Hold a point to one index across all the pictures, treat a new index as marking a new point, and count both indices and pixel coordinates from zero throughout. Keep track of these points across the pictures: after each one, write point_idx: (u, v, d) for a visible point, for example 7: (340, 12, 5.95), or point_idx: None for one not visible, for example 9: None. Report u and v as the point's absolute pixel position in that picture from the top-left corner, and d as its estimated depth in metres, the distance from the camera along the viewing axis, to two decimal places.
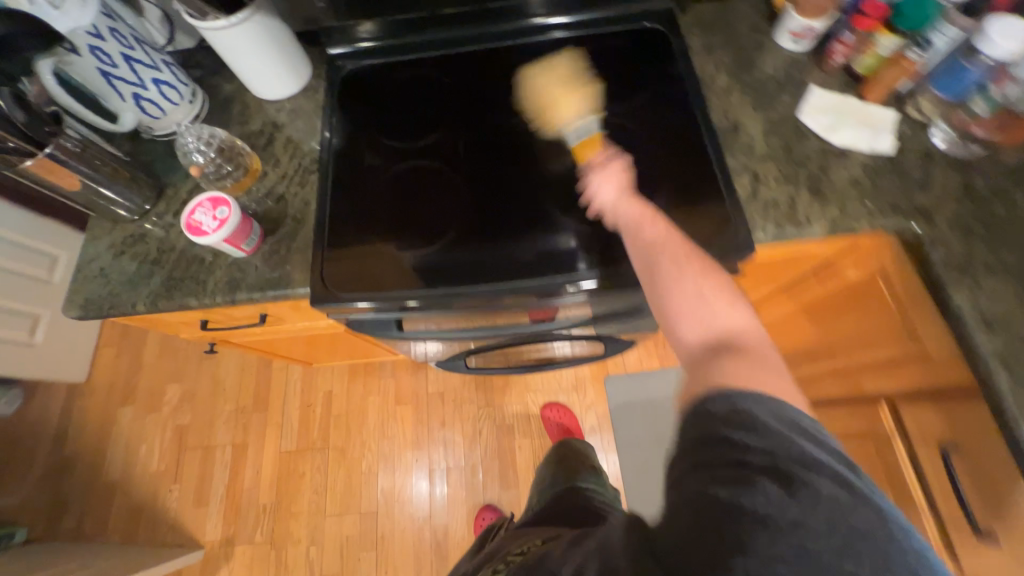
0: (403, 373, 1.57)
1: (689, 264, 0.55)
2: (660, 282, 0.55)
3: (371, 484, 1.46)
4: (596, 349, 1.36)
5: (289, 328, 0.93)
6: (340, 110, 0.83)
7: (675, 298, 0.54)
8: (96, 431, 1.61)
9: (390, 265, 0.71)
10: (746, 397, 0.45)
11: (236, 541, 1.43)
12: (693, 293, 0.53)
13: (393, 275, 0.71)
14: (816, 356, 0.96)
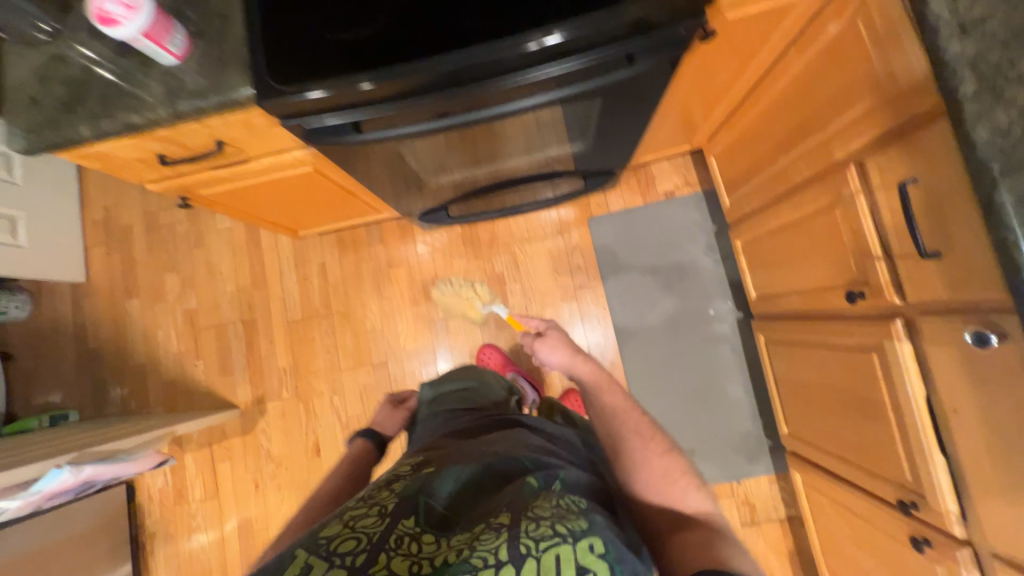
0: (391, 239, 1.59)
1: (676, 475, 0.71)
2: (621, 443, 0.75)
3: (377, 339, 1.57)
4: (576, 185, 1.35)
5: (253, 164, 0.91)
6: None
7: (656, 474, 0.71)
8: (110, 325, 1.69)
9: (331, 49, 0.66)
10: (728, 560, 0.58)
11: (266, 399, 1.59)
12: (642, 451, 0.73)
13: (336, 58, 0.66)
14: (790, 142, 0.94)
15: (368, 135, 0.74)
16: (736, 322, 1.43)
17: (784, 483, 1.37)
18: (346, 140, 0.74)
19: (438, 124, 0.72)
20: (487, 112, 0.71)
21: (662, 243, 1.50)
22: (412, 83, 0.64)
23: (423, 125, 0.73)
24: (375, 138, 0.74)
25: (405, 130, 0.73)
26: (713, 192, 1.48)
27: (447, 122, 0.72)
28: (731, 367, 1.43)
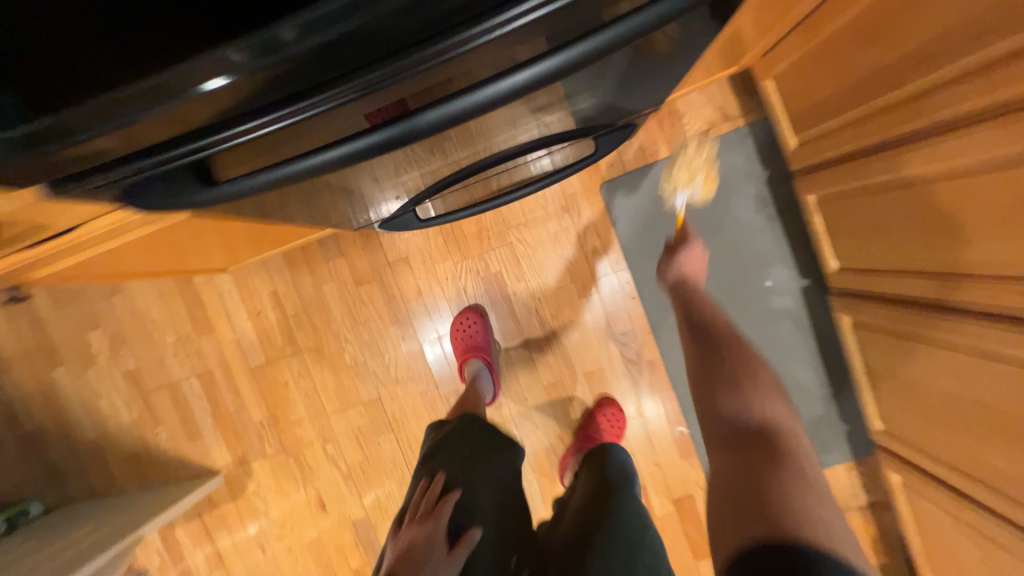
0: (353, 249, 1.25)
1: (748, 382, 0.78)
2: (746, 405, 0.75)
3: (363, 373, 1.29)
4: (583, 150, 0.99)
5: (84, 230, 0.56)
6: None
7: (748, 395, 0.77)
8: (41, 402, 1.40)
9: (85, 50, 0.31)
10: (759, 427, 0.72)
11: (249, 459, 1.35)
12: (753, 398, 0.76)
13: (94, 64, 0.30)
14: (937, 57, 0.60)
15: (245, 182, 0.38)
16: (800, 292, 1.14)
17: (865, 468, 1.18)
18: (207, 198, 0.39)
19: (370, 139, 0.35)
20: (468, 100, 0.34)
21: (699, 203, 1.16)
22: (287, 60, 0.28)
23: (344, 147, 0.36)
24: (260, 186, 0.38)
25: (310, 161, 0.37)
26: (761, 125, 1.12)
27: (388, 134, 0.35)
28: (797, 348, 1.16)
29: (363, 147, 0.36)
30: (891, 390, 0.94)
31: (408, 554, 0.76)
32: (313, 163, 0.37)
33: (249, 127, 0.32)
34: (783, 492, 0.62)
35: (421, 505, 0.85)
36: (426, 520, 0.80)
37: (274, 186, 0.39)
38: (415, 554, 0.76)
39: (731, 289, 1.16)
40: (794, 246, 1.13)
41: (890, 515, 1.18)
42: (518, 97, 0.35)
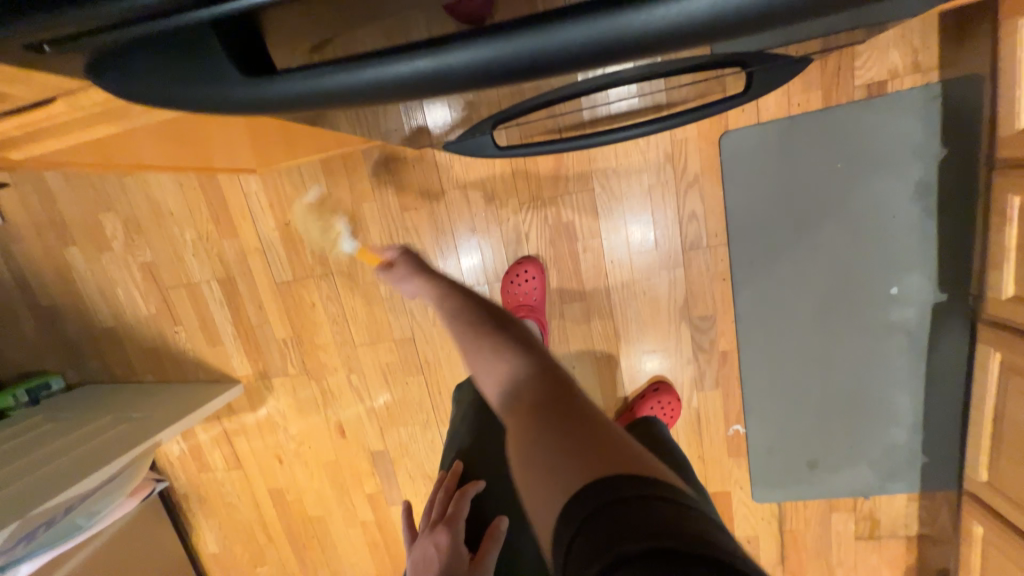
0: (402, 166, 1.05)
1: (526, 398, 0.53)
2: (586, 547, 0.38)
3: (397, 309, 1.17)
4: (723, 87, 0.74)
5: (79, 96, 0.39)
6: None
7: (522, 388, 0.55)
8: (55, 279, 1.31)
9: None
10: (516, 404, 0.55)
11: (269, 375, 1.28)
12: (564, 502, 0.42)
13: None
14: None
15: (337, 71, 0.21)
16: (930, 306, 0.94)
17: (928, 502, 1.08)
18: (263, 86, 0.21)
19: (579, 24, 0.19)
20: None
21: (842, 177, 0.91)
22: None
23: (521, 37, 0.20)
24: (358, 83, 0.21)
25: (460, 49, 0.20)
26: (960, 85, 0.84)
27: (613, 20, 0.19)
28: (902, 368, 0.99)
29: (567, 43, 0.20)
30: (1016, 447, 0.80)
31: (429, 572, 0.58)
32: (467, 52, 0.20)
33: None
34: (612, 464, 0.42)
35: (435, 501, 0.67)
36: (447, 525, 0.62)
37: (380, 87, 0.22)
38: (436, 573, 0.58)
39: (846, 289, 0.97)
40: (943, 252, 0.91)
41: (936, 550, 1.10)
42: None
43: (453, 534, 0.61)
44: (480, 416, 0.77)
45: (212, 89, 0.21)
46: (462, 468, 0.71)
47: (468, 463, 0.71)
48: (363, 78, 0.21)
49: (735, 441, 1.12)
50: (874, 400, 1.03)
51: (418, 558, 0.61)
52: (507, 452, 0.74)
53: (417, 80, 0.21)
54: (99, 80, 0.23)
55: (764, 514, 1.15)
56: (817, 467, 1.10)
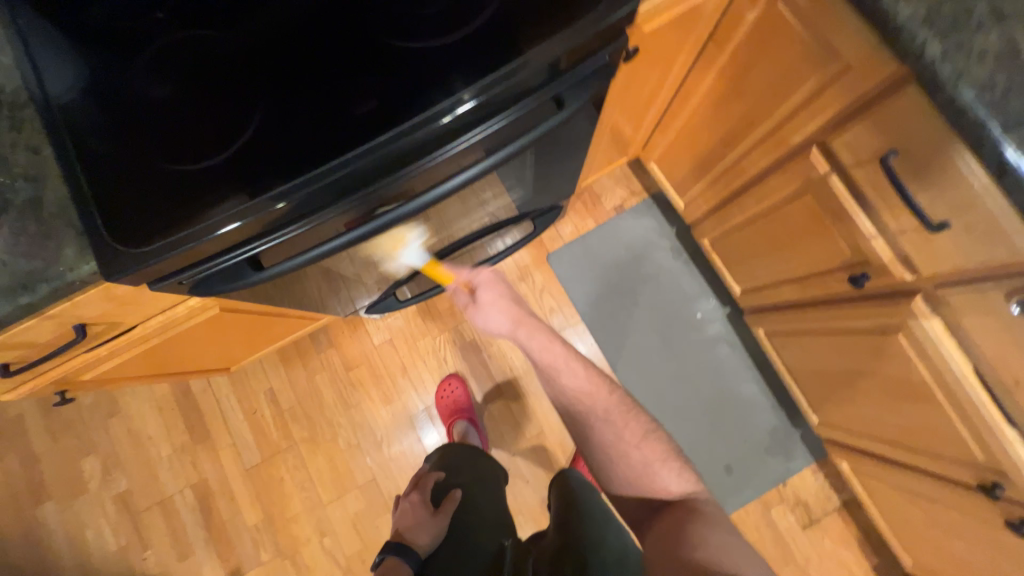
0: (341, 338, 1.41)
1: (625, 424, 0.82)
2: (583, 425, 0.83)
3: (357, 455, 1.36)
4: (526, 231, 1.25)
5: (142, 328, 0.72)
6: (30, 36, 0.57)
7: (615, 453, 0.80)
8: (22, 544, 1.35)
9: (195, 222, 0.51)
10: (626, 473, 0.78)
11: (244, 570, 1.32)
12: (613, 438, 0.81)
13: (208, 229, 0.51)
14: (727, 146, 0.93)
15: (312, 251, 0.60)
16: (726, 318, 1.36)
17: (828, 469, 1.29)
18: (288, 264, 0.61)
19: (393, 212, 0.59)
20: (447, 185, 0.60)
21: (630, 258, 1.42)
22: (341, 171, 0.52)
23: (375, 220, 0.60)
24: (324, 251, 0.61)
25: (354, 232, 0.60)
26: (660, 195, 1.44)
27: (403, 209, 0.59)
28: (739, 367, 1.35)
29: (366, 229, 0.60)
30: (811, 387, 1.11)
31: (408, 517, 0.91)
32: (358, 232, 0.60)
33: (320, 216, 0.55)
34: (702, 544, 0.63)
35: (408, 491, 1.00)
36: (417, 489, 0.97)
37: (331, 251, 0.61)
38: (412, 514, 0.91)
39: (670, 325, 1.38)
40: (711, 283, 1.38)
41: (862, 512, 1.26)
42: (472, 180, 0.61)
43: (422, 495, 0.95)
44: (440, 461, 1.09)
45: (269, 271, 0.60)
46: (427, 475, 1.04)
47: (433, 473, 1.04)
48: (303, 257, 0.61)
49: None
50: (738, 399, 1.34)
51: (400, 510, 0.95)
52: (474, 481, 1.02)
53: (344, 244, 0.60)
54: (198, 292, 0.60)
55: None
56: (732, 472, 1.30)
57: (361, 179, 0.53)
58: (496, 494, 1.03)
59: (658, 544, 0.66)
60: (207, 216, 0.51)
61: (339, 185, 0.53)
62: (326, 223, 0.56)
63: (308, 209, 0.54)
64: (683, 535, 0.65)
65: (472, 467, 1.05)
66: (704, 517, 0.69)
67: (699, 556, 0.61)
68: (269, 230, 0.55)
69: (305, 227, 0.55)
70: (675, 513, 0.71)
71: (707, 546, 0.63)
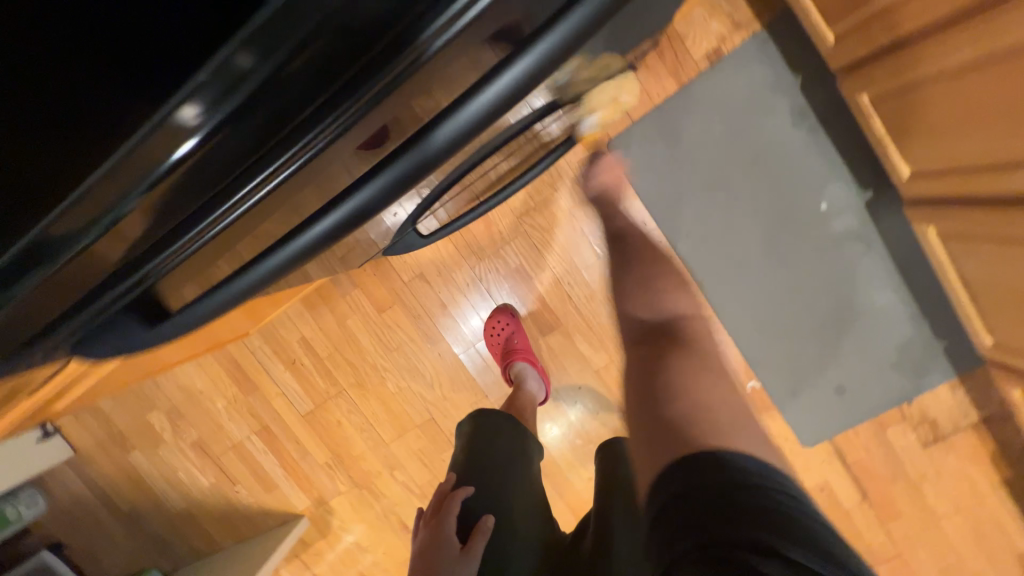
0: (365, 276, 1.20)
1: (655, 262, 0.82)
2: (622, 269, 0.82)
3: (410, 396, 1.27)
4: (585, 112, 0.86)
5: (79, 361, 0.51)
6: None
7: (645, 292, 0.76)
8: (128, 484, 1.47)
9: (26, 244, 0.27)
10: (659, 305, 0.74)
11: (327, 499, 1.38)
12: (642, 279, 0.78)
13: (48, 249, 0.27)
14: None
15: (251, 268, 0.32)
16: (858, 206, 1.02)
17: (973, 383, 1.05)
18: (223, 293, 0.33)
19: (381, 172, 0.28)
20: (490, 91, 0.27)
21: (730, 131, 1.02)
22: (251, 93, 0.23)
23: (349, 196, 0.28)
24: (271, 268, 0.31)
25: (312, 226, 0.29)
26: (778, 26, 0.97)
27: (400, 162, 0.28)
28: (870, 270, 1.04)
29: (335, 220, 0.29)
30: (992, 299, 0.85)
31: (428, 562, 0.70)
32: (318, 225, 0.29)
33: (238, 198, 0.26)
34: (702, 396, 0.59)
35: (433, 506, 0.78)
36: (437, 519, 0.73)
37: (283, 266, 0.31)
38: (434, 557, 0.70)
39: (781, 221, 1.04)
40: (844, 156, 1.00)
41: (1007, 428, 1.06)
42: (541, 75, 0.27)
43: (443, 529, 0.72)
44: (474, 453, 0.83)
45: (201, 307, 0.34)
46: (455, 477, 0.80)
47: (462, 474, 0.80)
48: (241, 285, 0.33)
49: (757, 397, 1.13)
50: (863, 309, 1.06)
51: (418, 542, 0.74)
52: (507, 463, 0.82)
53: (302, 252, 0.30)
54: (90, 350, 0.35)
55: (821, 457, 1.14)
56: (844, 392, 1.10)
57: (309, 93, 0.24)
58: (535, 472, 0.85)
59: (649, 387, 0.63)
60: (45, 223, 0.27)
61: (263, 124, 0.24)
62: (259, 210, 0.28)
63: (214, 182, 0.26)
64: (677, 383, 0.61)
65: (509, 443, 0.85)
66: (713, 369, 0.64)
67: (691, 414, 0.56)
68: (165, 234, 0.28)
69: (217, 221, 0.27)
70: (677, 354, 0.66)
71: (707, 404, 0.57)
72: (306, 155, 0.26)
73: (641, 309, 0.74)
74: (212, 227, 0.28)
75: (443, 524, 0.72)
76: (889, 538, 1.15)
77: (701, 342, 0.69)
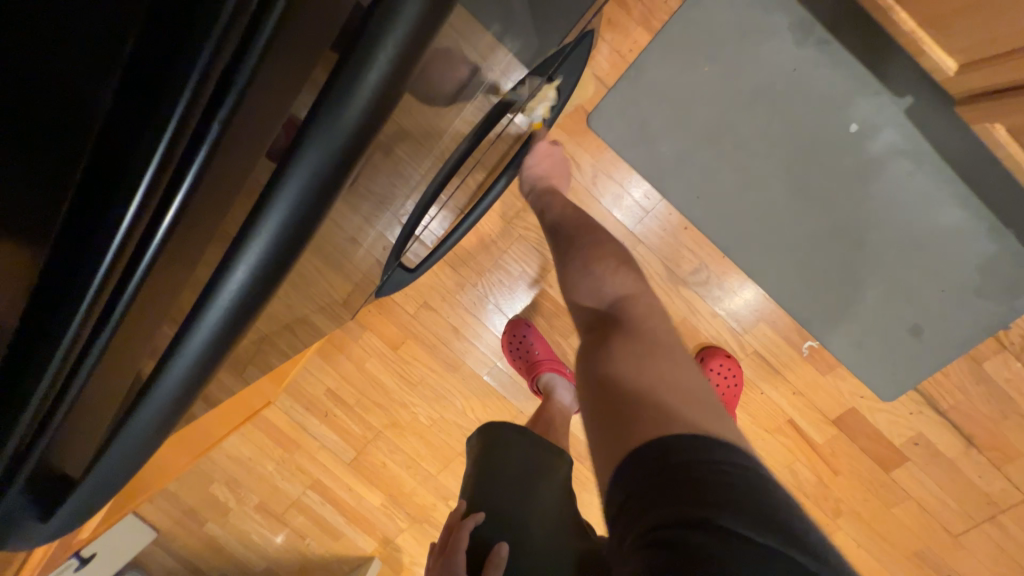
0: (371, 317, 1.16)
1: (583, 259, 0.76)
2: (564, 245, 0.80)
3: (445, 426, 1.23)
4: (550, 95, 0.76)
5: None
6: None
7: (586, 283, 0.75)
8: (210, 554, 1.53)
9: None
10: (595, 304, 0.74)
11: (392, 538, 1.38)
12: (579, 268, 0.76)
13: None
14: None
15: (156, 386, 0.21)
16: (898, 115, 0.86)
17: None
18: (126, 439, 0.23)
19: (291, 185, 0.19)
20: (347, 108, 0.19)
21: (723, 68, 0.88)
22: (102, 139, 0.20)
23: (206, 312, 0.20)
24: (188, 374, 0.21)
25: (222, 292, 0.20)
26: None
27: (308, 160, 0.19)
28: (931, 187, 0.88)
29: (199, 343, 0.21)
30: None
31: None
32: (234, 283, 0.20)
33: (91, 292, 0.20)
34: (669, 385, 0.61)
35: (444, 536, 0.73)
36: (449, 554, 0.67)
37: (206, 363, 0.21)
38: None
39: (809, 155, 0.89)
40: (869, 64, 0.85)
41: None
42: (410, 69, 0.20)
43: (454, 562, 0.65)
44: (481, 473, 0.76)
45: (109, 462, 0.24)
46: (465, 503, 0.75)
47: (472, 497, 0.74)
48: (112, 456, 0.24)
49: (818, 358, 1.00)
50: (925, 230, 0.90)
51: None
52: (519, 482, 0.74)
53: (226, 333, 0.21)
54: None
55: (908, 408, 1.00)
56: (921, 330, 0.95)
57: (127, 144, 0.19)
58: (556, 485, 0.76)
59: (616, 375, 0.64)
60: None
61: (116, 140, 0.19)
62: (149, 292, 0.21)
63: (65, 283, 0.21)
64: (640, 371, 0.63)
65: (520, 459, 0.77)
66: (667, 350, 0.67)
67: (662, 407, 0.58)
68: (40, 338, 0.22)
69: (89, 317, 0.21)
70: (639, 341, 0.67)
71: (669, 391, 0.61)
72: (189, 176, 0.18)
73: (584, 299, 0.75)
74: (90, 335, 0.21)
75: (453, 559, 0.66)
76: (1010, 483, 1.00)
77: (649, 316, 0.72)
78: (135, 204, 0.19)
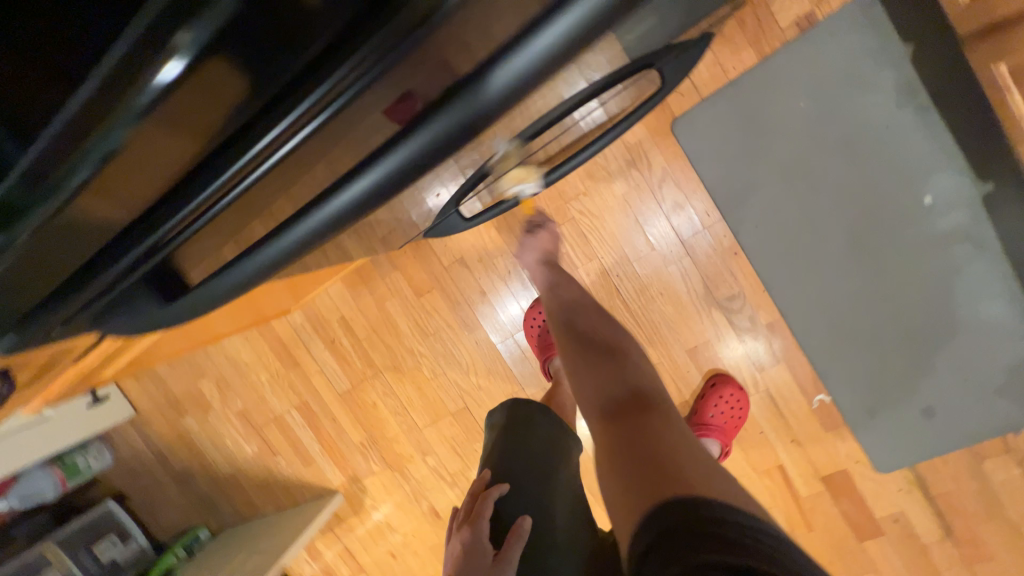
0: (405, 258, 1.18)
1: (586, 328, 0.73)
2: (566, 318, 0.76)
3: (445, 383, 1.25)
4: (648, 87, 0.76)
5: None
6: None
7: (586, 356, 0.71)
8: (181, 446, 1.55)
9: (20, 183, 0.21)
10: (585, 371, 0.68)
11: (360, 478, 1.40)
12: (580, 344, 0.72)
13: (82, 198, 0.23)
14: None
15: (311, 214, 0.29)
16: (966, 202, 0.87)
17: None
18: (286, 240, 0.30)
19: (455, 104, 0.25)
20: (517, 59, 0.24)
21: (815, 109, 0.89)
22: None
23: (365, 173, 0.27)
24: (336, 211, 0.28)
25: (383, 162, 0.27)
26: None
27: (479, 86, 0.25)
28: (977, 279, 0.89)
29: (355, 192, 0.28)
30: None
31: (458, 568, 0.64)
32: (393, 159, 0.27)
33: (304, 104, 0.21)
34: (674, 456, 0.55)
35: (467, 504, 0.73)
36: (472, 522, 0.67)
37: (349, 209, 0.29)
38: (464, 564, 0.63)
39: (871, 218, 0.91)
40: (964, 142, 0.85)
41: None
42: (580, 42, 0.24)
43: (476, 531, 0.66)
44: (511, 448, 0.75)
45: (259, 261, 0.31)
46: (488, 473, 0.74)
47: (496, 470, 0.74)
48: (268, 252, 0.31)
49: (824, 412, 1.01)
50: (964, 319, 0.91)
51: (450, 551, 0.68)
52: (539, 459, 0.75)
53: (368, 195, 0.28)
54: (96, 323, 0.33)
55: (898, 484, 1.01)
56: (933, 413, 0.96)
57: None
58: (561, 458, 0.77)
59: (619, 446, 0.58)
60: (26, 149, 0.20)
61: None
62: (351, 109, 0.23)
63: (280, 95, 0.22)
64: (642, 442, 0.57)
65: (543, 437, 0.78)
66: (665, 416, 0.62)
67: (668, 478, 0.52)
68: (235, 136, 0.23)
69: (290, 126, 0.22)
70: (637, 409, 0.62)
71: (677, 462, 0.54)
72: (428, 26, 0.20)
73: (581, 365, 0.69)
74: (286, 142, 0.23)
75: (477, 526, 0.66)
76: None
77: (650, 388, 0.66)
78: (343, 69, 0.21)
